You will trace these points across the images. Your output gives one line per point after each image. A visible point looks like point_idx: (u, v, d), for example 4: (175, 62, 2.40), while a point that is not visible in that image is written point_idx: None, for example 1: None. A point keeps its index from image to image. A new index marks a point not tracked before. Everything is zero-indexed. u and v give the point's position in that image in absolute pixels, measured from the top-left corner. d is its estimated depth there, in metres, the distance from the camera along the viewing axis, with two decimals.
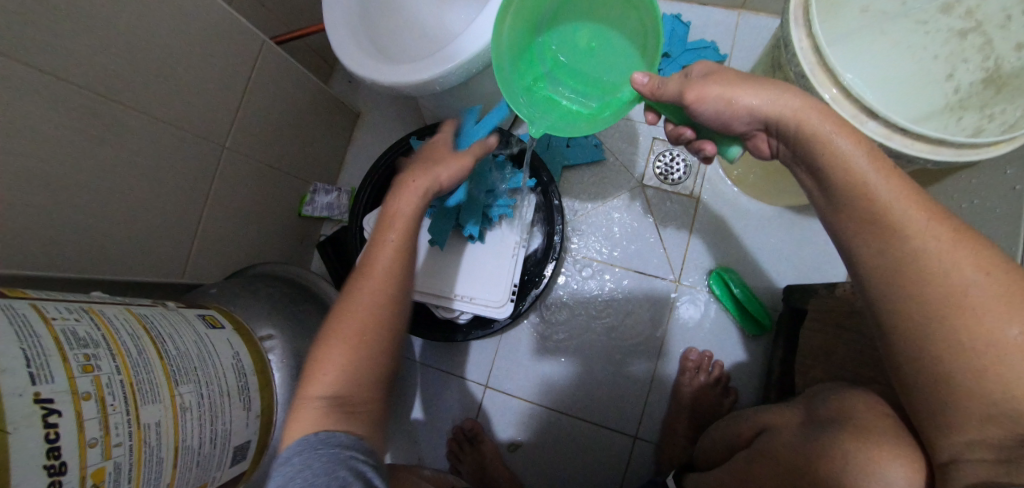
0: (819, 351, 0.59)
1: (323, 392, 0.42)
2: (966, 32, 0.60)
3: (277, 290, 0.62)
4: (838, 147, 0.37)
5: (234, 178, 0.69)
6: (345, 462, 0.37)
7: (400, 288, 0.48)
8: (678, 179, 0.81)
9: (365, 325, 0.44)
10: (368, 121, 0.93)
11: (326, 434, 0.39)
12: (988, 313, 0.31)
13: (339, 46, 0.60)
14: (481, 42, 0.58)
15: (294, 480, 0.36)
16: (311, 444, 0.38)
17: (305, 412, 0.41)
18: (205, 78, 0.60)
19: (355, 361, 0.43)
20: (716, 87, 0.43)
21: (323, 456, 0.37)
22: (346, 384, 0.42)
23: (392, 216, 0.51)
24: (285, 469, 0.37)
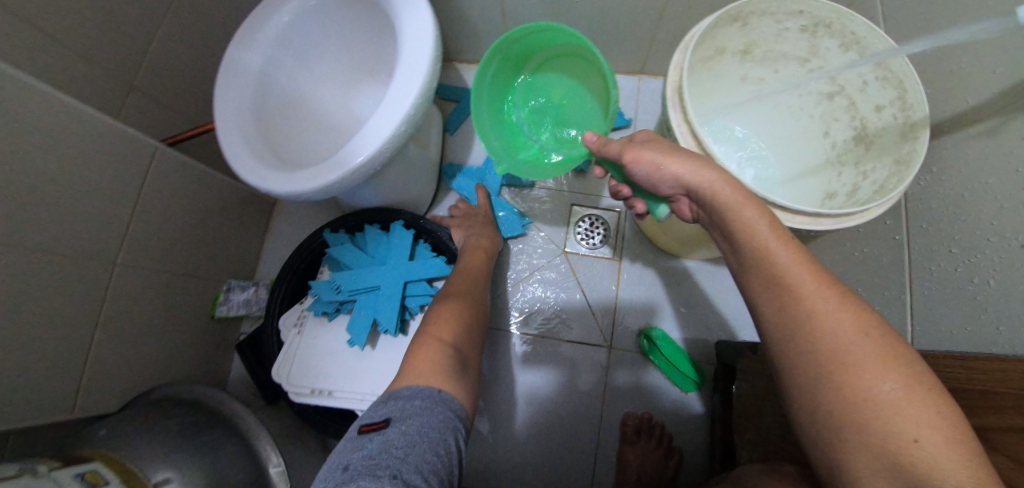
0: (752, 412, 0.60)
1: (441, 336, 0.51)
2: (833, 95, 0.63)
3: (180, 421, 0.56)
4: (748, 218, 0.39)
5: (129, 294, 0.64)
6: (449, 425, 0.41)
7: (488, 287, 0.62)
8: (597, 242, 0.83)
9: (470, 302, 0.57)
10: (286, 207, 0.90)
11: (448, 393, 0.43)
12: (866, 371, 0.31)
13: (232, 153, 0.58)
14: (378, 143, 0.57)
15: (411, 419, 0.40)
16: (434, 395, 0.43)
17: (429, 350, 0.48)
18: (86, 198, 0.57)
19: (463, 322, 0.54)
20: (648, 156, 0.45)
21: (438, 413, 0.41)
22: (460, 333, 0.53)
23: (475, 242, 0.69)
24: (409, 405, 0.41)
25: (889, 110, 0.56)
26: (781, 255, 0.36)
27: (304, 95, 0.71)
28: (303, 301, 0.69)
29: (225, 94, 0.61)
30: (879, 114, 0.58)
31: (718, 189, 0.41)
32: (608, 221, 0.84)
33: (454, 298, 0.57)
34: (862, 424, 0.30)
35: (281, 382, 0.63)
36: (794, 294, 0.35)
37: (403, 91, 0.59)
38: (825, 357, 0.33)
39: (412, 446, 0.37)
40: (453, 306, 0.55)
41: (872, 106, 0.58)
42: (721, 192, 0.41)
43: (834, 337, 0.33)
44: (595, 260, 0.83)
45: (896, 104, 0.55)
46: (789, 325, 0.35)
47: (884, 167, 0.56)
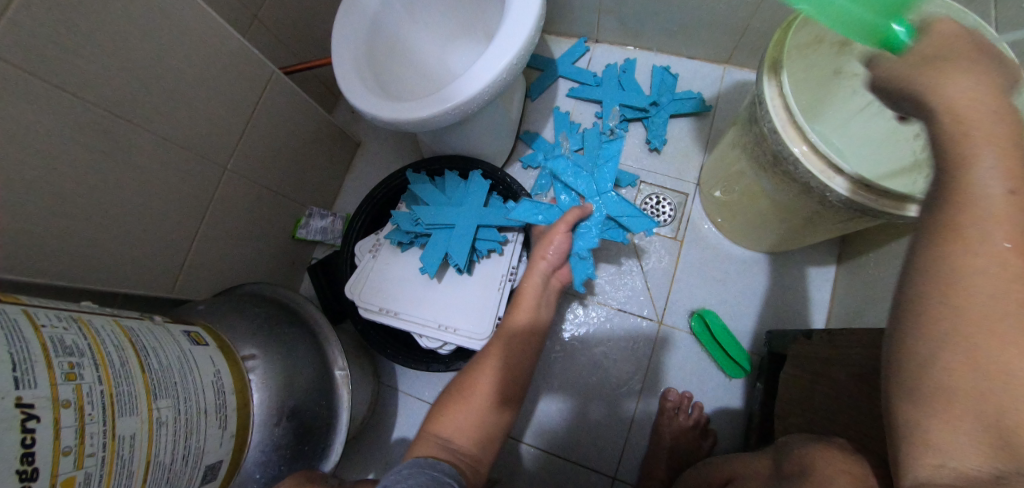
0: (798, 398, 0.59)
1: (443, 432, 0.52)
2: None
3: (264, 311, 0.62)
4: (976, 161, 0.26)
5: (233, 196, 0.71)
6: (443, 483, 0.42)
7: (529, 355, 0.61)
8: (664, 221, 0.85)
9: (494, 377, 0.56)
10: (368, 149, 0.97)
11: (434, 460, 0.45)
12: (1011, 351, 0.24)
13: (344, 78, 0.65)
14: (478, 86, 0.62)
15: (403, 480, 0.42)
16: (420, 465, 0.44)
17: (427, 443, 0.50)
18: (215, 103, 0.64)
19: (479, 415, 0.54)
20: (893, 66, 0.32)
21: (427, 471, 0.43)
22: (467, 436, 0.52)
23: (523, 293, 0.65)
24: (395, 476, 0.43)
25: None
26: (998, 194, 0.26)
27: (409, 43, 0.77)
28: (380, 233, 0.77)
29: (343, 29, 0.67)
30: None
31: (965, 112, 0.27)
32: (674, 202, 0.85)
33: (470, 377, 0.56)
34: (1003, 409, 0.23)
35: (354, 299, 0.73)
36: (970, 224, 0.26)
37: (506, 43, 0.63)
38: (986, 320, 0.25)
39: None
40: (461, 398, 0.55)
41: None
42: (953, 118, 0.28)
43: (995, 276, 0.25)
44: (656, 238, 0.84)
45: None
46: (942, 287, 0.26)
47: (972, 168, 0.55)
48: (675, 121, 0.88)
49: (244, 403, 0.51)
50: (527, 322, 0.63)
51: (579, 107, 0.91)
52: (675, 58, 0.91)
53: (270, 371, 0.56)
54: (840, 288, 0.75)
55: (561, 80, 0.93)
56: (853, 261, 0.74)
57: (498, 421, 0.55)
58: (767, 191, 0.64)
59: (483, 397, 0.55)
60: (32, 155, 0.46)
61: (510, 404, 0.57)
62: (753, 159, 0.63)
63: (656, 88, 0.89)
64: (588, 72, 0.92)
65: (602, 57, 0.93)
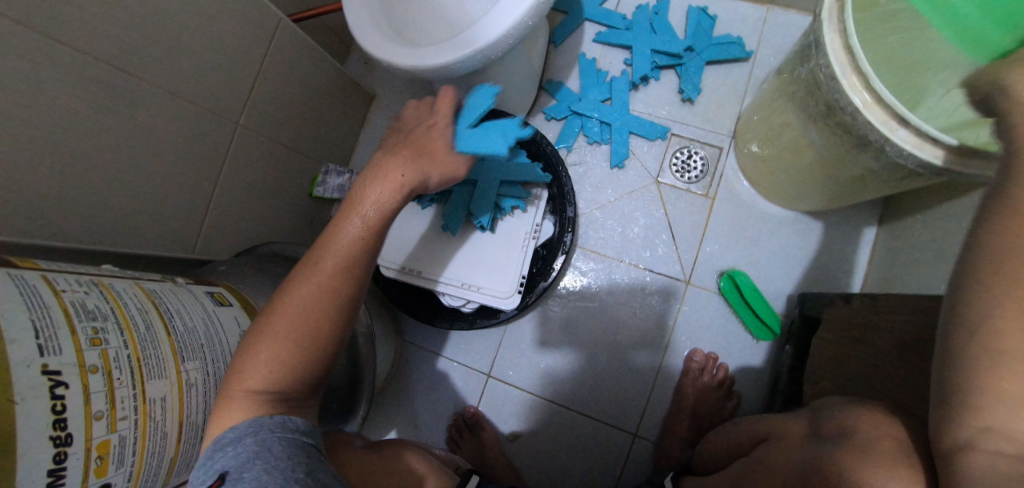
0: (831, 362, 0.57)
1: (256, 387, 0.41)
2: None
3: (286, 271, 0.62)
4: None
5: (248, 154, 0.69)
6: (299, 449, 0.39)
7: (345, 292, 0.45)
8: (694, 177, 0.79)
9: (313, 313, 0.43)
10: (382, 103, 0.92)
11: (280, 419, 0.40)
12: None
13: (355, 21, 0.60)
14: (499, 29, 0.56)
15: (251, 463, 0.36)
16: (266, 426, 0.39)
17: (234, 402, 0.40)
18: (222, 54, 0.60)
19: (293, 357, 0.42)
20: None
21: (278, 445, 0.38)
22: (278, 378, 0.42)
23: (354, 205, 0.48)
24: (234, 451, 0.37)
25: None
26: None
27: None
28: None
29: None
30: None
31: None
32: (707, 157, 0.79)
33: (279, 313, 0.43)
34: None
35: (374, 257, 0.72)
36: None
37: None
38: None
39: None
40: (271, 338, 0.42)
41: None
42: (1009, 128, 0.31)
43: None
44: (685, 196, 0.79)
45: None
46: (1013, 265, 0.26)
47: None
48: (711, 69, 0.81)
49: None
50: (355, 248, 0.46)
51: (606, 53, 0.84)
52: None
53: None
54: (879, 251, 0.71)
55: (586, 23, 0.85)
56: (898, 222, 0.69)
57: (323, 355, 0.45)
58: (815, 143, 0.58)
59: (296, 334, 0.43)
60: (47, 118, 0.44)
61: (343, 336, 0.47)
62: (803, 108, 0.57)
63: (691, 31, 0.80)
64: (616, 13, 0.83)
65: None
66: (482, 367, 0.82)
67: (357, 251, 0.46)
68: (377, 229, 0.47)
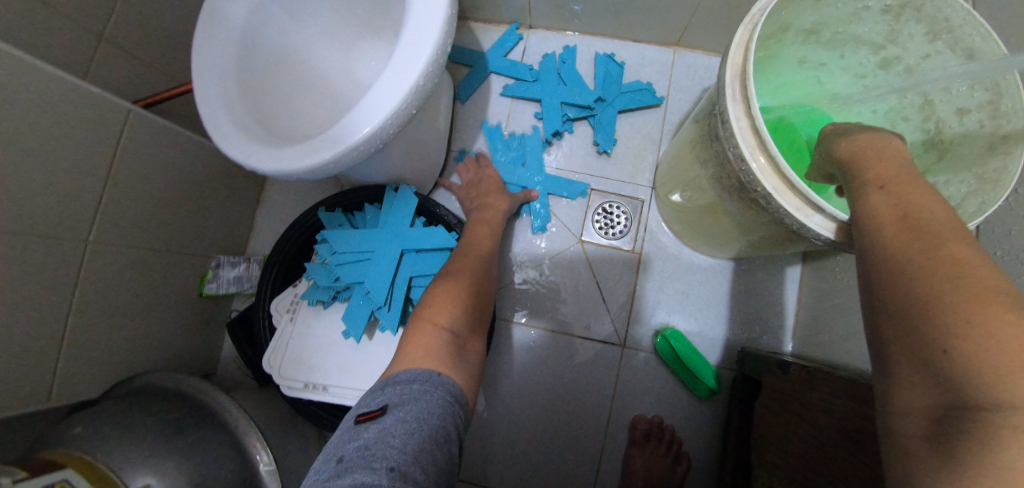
0: (774, 436, 0.55)
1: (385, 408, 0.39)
2: (907, 90, 0.53)
3: (162, 419, 0.52)
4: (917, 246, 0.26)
5: (106, 271, 0.58)
6: (448, 409, 0.40)
7: (481, 309, 0.54)
8: (619, 232, 0.76)
9: (467, 288, 0.54)
10: (280, 176, 0.83)
11: (446, 376, 0.43)
12: None
13: (211, 121, 0.51)
14: (377, 116, 0.48)
15: (414, 402, 0.39)
16: (425, 403, 0.39)
17: (425, 343, 0.46)
18: (50, 166, 0.50)
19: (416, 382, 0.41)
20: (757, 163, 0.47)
21: (441, 395, 0.41)
22: (458, 325, 0.50)
23: (462, 256, 0.58)
24: (387, 421, 0.37)
25: (974, 114, 0.48)
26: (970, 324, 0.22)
27: (297, 55, 0.62)
28: (298, 286, 0.65)
29: (202, 53, 0.53)
30: (962, 117, 0.49)
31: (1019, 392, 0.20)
32: (632, 210, 0.77)
33: (444, 286, 0.53)
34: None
35: (269, 374, 0.61)
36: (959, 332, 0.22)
37: (408, 58, 0.50)
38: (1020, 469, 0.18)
39: (411, 433, 0.36)
40: (431, 305, 0.51)
41: (953, 108, 0.50)
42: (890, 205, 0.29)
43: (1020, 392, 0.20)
44: (612, 253, 0.76)
45: (988, 109, 0.47)
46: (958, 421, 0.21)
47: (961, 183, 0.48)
48: (625, 117, 0.77)
49: None
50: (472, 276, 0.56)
51: (516, 108, 0.78)
52: (620, 41, 0.78)
53: None
54: (805, 292, 0.71)
55: (492, 76, 0.79)
56: (819, 263, 0.69)
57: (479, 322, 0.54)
58: (733, 212, 0.56)
59: (459, 296, 0.52)
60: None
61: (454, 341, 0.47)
62: (717, 178, 0.55)
63: (601, 80, 0.76)
64: (522, 64, 0.78)
65: (538, 43, 0.79)
66: None
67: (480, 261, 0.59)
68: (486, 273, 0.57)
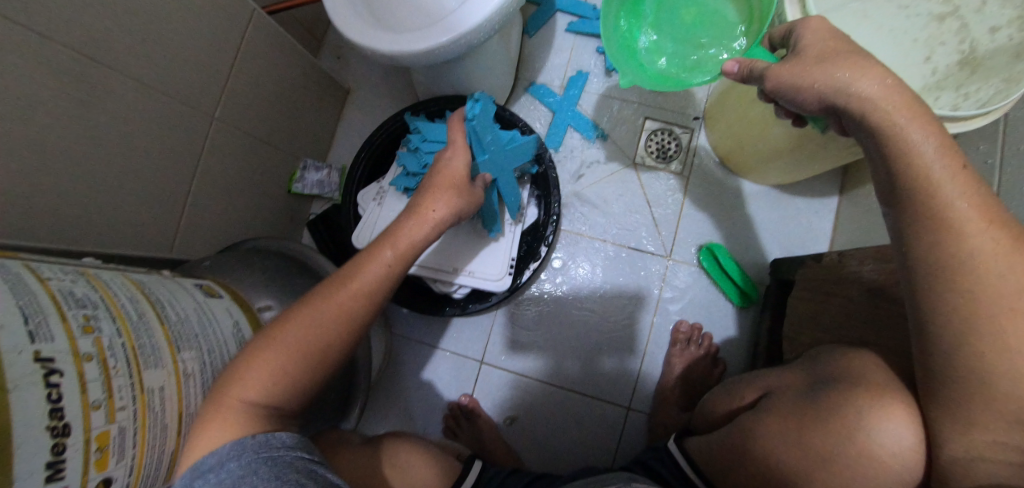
0: (805, 318, 0.60)
1: (247, 398, 0.39)
2: (945, 17, 0.58)
3: (273, 264, 0.60)
4: (919, 148, 0.32)
5: (223, 150, 0.66)
6: (300, 466, 0.36)
7: (382, 296, 0.47)
8: (670, 156, 0.83)
9: (325, 325, 0.43)
10: (358, 97, 0.91)
11: (265, 437, 0.37)
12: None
13: (336, 11, 0.60)
14: (481, 13, 0.57)
15: (243, 484, 0.34)
16: (250, 448, 0.36)
17: (228, 409, 0.38)
18: (196, 42, 0.58)
19: (285, 373, 0.41)
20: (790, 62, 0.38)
21: (267, 461, 0.35)
22: (279, 390, 0.41)
23: (399, 236, 0.50)
24: (219, 478, 0.34)
25: (1005, 31, 0.53)
26: (982, 240, 0.30)
27: None
28: (382, 180, 0.75)
29: None
30: (993, 35, 0.54)
31: (954, 178, 0.31)
32: (680, 137, 0.83)
33: (293, 322, 0.43)
34: (975, 404, 0.31)
35: (361, 248, 0.71)
36: (965, 244, 0.31)
37: None
38: (985, 333, 0.30)
39: (263, 483, 0.33)
40: (273, 346, 0.42)
41: (986, 27, 0.55)
42: (893, 118, 0.33)
43: (982, 283, 0.30)
44: (662, 175, 0.82)
45: (1017, 22, 0.52)
46: (931, 297, 0.32)
47: (991, 86, 0.53)
48: None
49: None
50: (395, 250, 0.49)
51: (579, 42, 0.85)
52: None
53: None
54: (843, 216, 0.76)
55: (558, 14, 0.87)
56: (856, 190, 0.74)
57: (330, 370, 0.44)
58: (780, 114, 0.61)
59: (296, 345, 0.42)
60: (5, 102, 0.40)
61: (348, 328, 0.44)
62: None
63: None
64: (587, 4, 0.85)
65: None
66: (474, 354, 0.82)
67: (392, 262, 0.48)
68: (410, 255, 0.50)
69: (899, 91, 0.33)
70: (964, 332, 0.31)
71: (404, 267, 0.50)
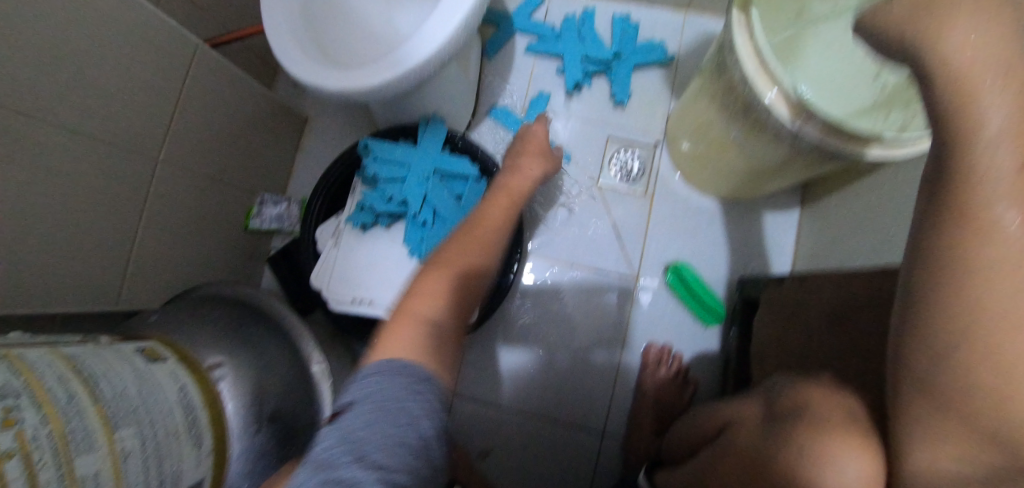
0: (769, 341, 0.61)
1: (427, 312, 0.43)
2: None
3: (226, 315, 0.58)
4: (989, 127, 0.20)
5: (171, 193, 0.64)
6: (412, 377, 0.34)
7: (479, 258, 0.53)
8: (634, 178, 0.83)
9: (448, 272, 0.48)
10: (317, 126, 0.89)
11: (406, 364, 0.35)
12: None
13: (279, 46, 0.58)
14: (429, 46, 0.56)
15: (384, 404, 0.31)
16: (390, 367, 0.34)
17: (410, 322, 0.41)
18: (135, 85, 0.55)
19: (429, 292, 0.45)
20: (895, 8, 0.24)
21: (396, 379, 0.33)
22: (441, 316, 0.43)
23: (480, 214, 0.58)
24: (361, 392, 0.33)
25: None
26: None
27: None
28: (341, 216, 0.72)
29: None
30: None
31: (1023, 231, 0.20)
32: (643, 157, 0.83)
33: (427, 275, 0.47)
34: None
35: (320, 290, 0.67)
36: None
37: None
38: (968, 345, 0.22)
39: (365, 422, 0.30)
40: (419, 287, 0.46)
41: None
42: (976, 84, 0.21)
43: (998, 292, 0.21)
44: (627, 197, 0.82)
45: None
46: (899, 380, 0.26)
47: None
48: (640, 74, 0.84)
49: (219, 417, 0.48)
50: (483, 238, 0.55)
51: (539, 65, 0.84)
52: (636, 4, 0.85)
53: (242, 377, 0.53)
54: (803, 232, 0.77)
55: (517, 36, 0.85)
56: (817, 206, 0.75)
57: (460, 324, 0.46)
58: (735, 140, 0.63)
59: (450, 289, 0.47)
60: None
61: (470, 279, 0.50)
62: (724, 109, 0.61)
63: (617, 38, 0.82)
64: (546, 25, 0.84)
65: (561, 6, 0.85)
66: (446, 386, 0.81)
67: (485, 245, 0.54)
68: (502, 225, 0.58)
69: (971, 53, 0.21)
70: (951, 349, 0.22)
71: (497, 235, 0.57)
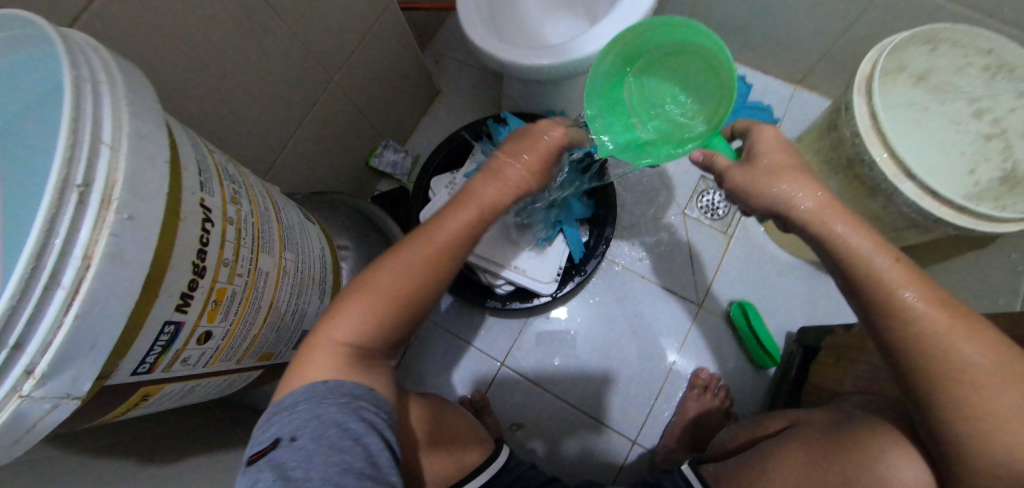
0: (829, 381, 0.62)
1: (345, 340, 0.43)
2: (991, 137, 0.62)
3: (354, 216, 0.66)
4: (856, 243, 0.39)
5: (333, 110, 0.74)
6: (353, 414, 0.38)
7: (449, 266, 0.48)
8: (719, 215, 0.88)
9: (411, 280, 0.45)
10: (446, 99, 1.00)
11: (335, 384, 0.40)
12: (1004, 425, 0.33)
13: (465, 14, 0.69)
14: (590, 47, 0.65)
15: (305, 430, 0.36)
16: (319, 394, 0.39)
17: (324, 353, 0.42)
18: (343, 15, 0.66)
19: (373, 319, 0.44)
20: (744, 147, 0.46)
21: (333, 405, 0.38)
22: (371, 335, 0.44)
23: (470, 196, 0.49)
24: (294, 416, 0.37)
25: None
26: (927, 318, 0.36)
27: (514, 1, 0.80)
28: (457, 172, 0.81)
29: None
30: None
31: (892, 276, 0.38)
32: None
33: (381, 272, 0.45)
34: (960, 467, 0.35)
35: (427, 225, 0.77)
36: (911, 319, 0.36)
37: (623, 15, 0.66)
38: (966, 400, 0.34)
39: (309, 444, 0.35)
40: (360, 297, 0.44)
41: None
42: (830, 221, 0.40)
43: (932, 320, 0.36)
44: (707, 230, 0.88)
45: None
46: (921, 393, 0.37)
47: None
48: None
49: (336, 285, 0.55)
50: (464, 226, 0.48)
51: None
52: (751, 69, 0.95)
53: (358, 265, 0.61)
54: None
55: None
56: None
57: (413, 323, 0.48)
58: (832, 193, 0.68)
59: (388, 295, 0.44)
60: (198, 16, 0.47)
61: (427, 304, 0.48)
62: (825, 161, 0.67)
63: None
64: None
65: None
66: (496, 354, 0.85)
67: (473, 227, 0.48)
68: (486, 221, 0.49)
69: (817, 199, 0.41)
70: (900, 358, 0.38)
71: (485, 224, 0.50)
